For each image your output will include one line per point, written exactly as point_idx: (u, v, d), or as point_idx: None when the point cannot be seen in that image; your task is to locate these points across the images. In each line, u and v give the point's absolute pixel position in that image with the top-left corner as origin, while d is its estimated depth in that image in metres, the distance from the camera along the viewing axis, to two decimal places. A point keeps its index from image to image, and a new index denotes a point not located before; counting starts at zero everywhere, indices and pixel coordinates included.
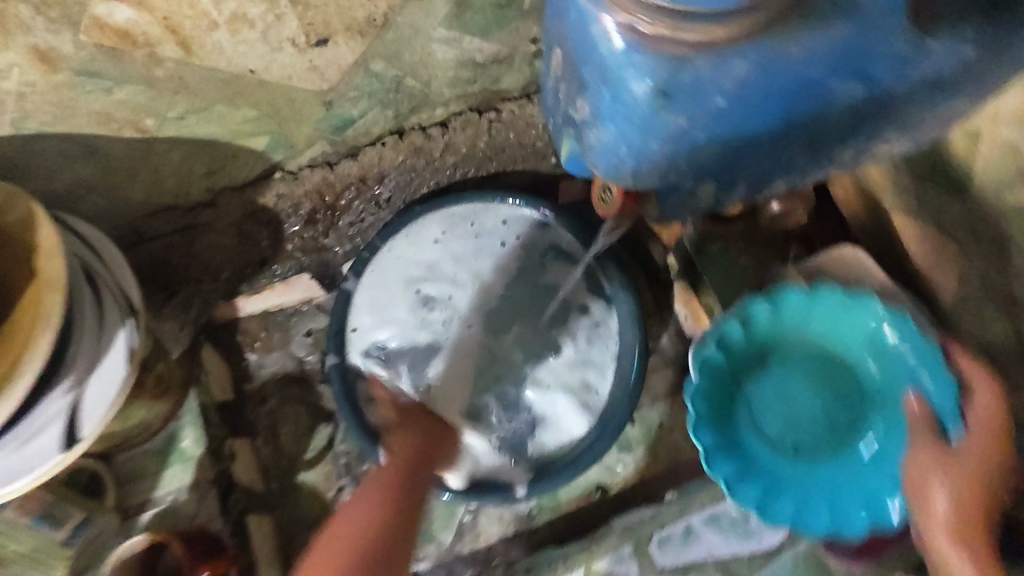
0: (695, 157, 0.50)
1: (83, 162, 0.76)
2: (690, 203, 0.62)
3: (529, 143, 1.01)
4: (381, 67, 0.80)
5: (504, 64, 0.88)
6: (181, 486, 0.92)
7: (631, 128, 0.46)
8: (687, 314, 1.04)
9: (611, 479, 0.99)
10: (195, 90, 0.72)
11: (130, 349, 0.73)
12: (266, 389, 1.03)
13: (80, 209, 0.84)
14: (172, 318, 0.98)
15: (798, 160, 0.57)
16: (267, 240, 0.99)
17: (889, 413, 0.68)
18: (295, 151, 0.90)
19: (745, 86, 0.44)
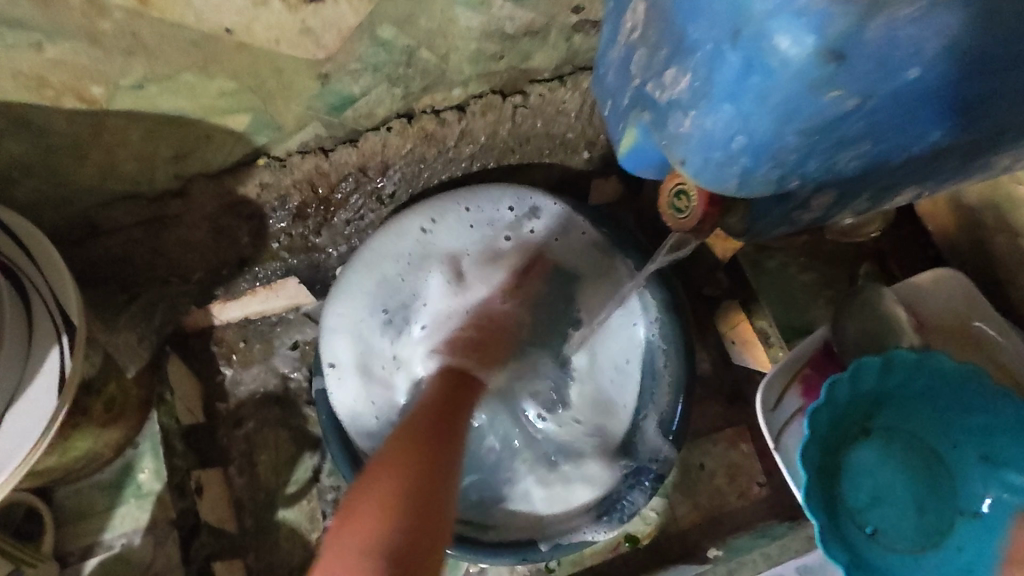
0: (835, 161, 0.37)
1: (14, 137, 0.61)
2: (787, 219, 0.48)
3: (558, 134, 0.87)
4: (391, 34, 0.65)
5: (538, 37, 0.73)
6: (134, 528, 0.76)
7: (767, 109, 0.33)
8: (734, 341, 0.89)
9: (642, 528, 0.85)
10: (154, 52, 0.57)
11: (62, 376, 0.57)
12: (243, 410, 0.89)
13: (16, 195, 0.69)
14: (129, 329, 0.81)
15: (940, 174, 0.44)
16: (247, 238, 0.82)
17: (987, 520, 0.62)
18: (283, 135, 0.74)
19: (938, 58, 0.32)
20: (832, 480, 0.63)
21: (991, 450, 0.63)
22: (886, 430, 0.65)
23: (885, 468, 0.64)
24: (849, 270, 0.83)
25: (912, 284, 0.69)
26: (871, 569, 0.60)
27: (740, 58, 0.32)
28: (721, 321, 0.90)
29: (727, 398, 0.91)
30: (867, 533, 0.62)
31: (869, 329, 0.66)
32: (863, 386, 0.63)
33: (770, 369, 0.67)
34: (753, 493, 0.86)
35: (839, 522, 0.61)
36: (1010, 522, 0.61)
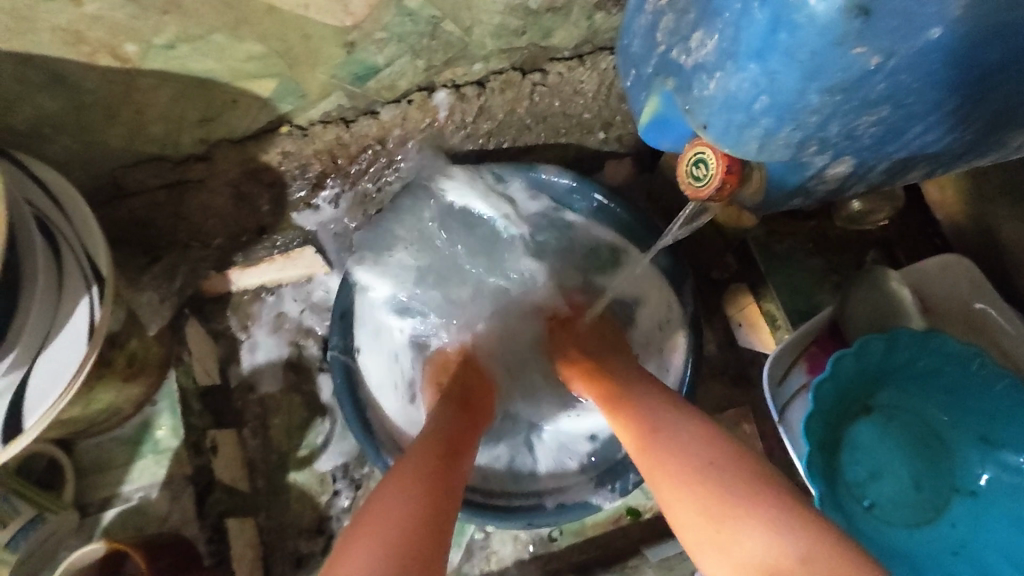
0: (855, 122, 0.38)
1: (48, 93, 0.62)
2: (803, 192, 0.49)
3: (575, 114, 0.88)
4: (417, 4, 0.66)
5: (560, 14, 0.74)
6: (152, 482, 0.80)
7: (792, 66, 0.34)
8: (740, 323, 0.91)
9: (646, 502, 0.85)
10: (189, 11, 0.58)
11: (93, 324, 0.59)
12: (257, 374, 0.91)
13: (46, 152, 0.70)
14: (152, 288, 0.84)
15: (955, 149, 0.45)
16: (267, 205, 0.85)
17: (979, 500, 0.64)
18: (307, 103, 0.75)
19: (960, 21, 0.33)
20: (834, 450, 0.65)
21: (992, 432, 0.64)
22: (885, 407, 0.67)
23: (884, 445, 0.66)
24: (856, 257, 0.85)
25: (919, 267, 0.70)
26: (865, 538, 0.62)
27: (768, 15, 0.33)
28: (728, 303, 0.92)
29: (730, 379, 0.93)
30: (863, 505, 0.64)
31: (874, 310, 0.68)
32: (868, 360, 0.64)
33: (781, 341, 0.67)
34: None
35: (836, 494, 0.63)
36: (1009, 502, 0.62)
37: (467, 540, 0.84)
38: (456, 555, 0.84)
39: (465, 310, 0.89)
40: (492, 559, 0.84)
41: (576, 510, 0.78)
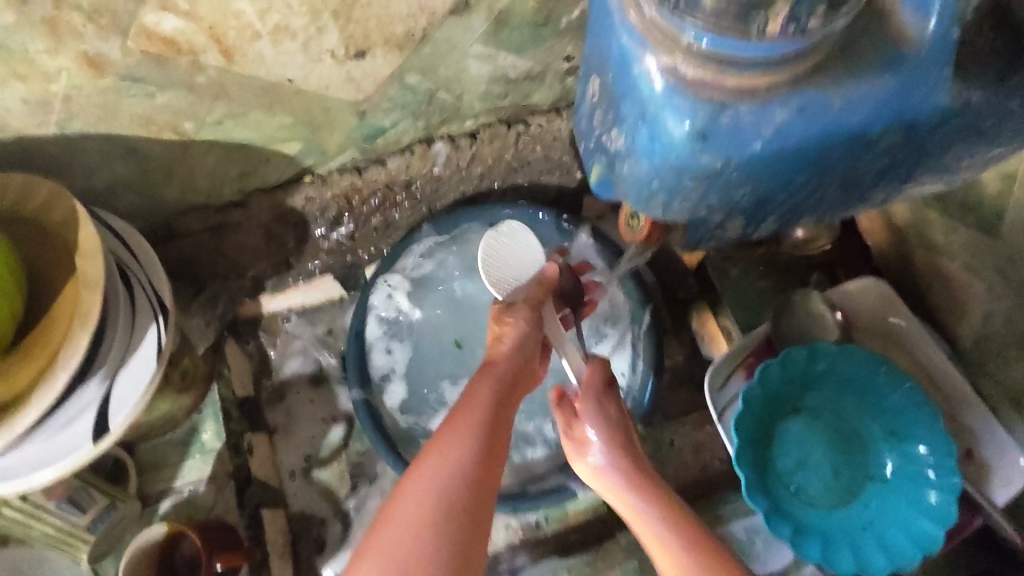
0: (726, 195, 0.50)
1: (122, 162, 0.78)
2: (715, 235, 0.62)
3: (555, 157, 1.02)
4: (416, 80, 0.80)
5: (537, 80, 0.88)
6: (199, 477, 0.96)
7: (665, 167, 0.46)
8: (703, 337, 1.05)
9: None
10: (234, 97, 0.73)
11: (160, 346, 0.74)
12: (285, 386, 1.06)
13: (115, 205, 0.86)
14: (199, 314, 0.99)
15: (829, 200, 0.58)
16: (292, 242, 0.98)
17: (883, 486, 0.77)
18: (326, 157, 0.90)
19: (782, 133, 0.44)
20: (766, 442, 0.79)
21: (898, 428, 0.77)
22: (809, 407, 0.80)
23: (808, 439, 0.79)
24: (802, 278, 0.98)
25: (843, 290, 0.84)
26: (788, 516, 0.75)
27: (645, 134, 0.45)
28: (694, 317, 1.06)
29: (696, 385, 1.06)
30: (790, 490, 0.77)
31: (801, 329, 0.82)
32: (792, 370, 0.78)
33: (719, 356, 0.82)
34: (713, 466, 1.01)
35: (764, 479, 0.76)
36: (912, 486, 0.74)
37: None
38: None
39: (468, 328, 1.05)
40: (487, 543, 0.98)
41: (556, 497, 0.91)
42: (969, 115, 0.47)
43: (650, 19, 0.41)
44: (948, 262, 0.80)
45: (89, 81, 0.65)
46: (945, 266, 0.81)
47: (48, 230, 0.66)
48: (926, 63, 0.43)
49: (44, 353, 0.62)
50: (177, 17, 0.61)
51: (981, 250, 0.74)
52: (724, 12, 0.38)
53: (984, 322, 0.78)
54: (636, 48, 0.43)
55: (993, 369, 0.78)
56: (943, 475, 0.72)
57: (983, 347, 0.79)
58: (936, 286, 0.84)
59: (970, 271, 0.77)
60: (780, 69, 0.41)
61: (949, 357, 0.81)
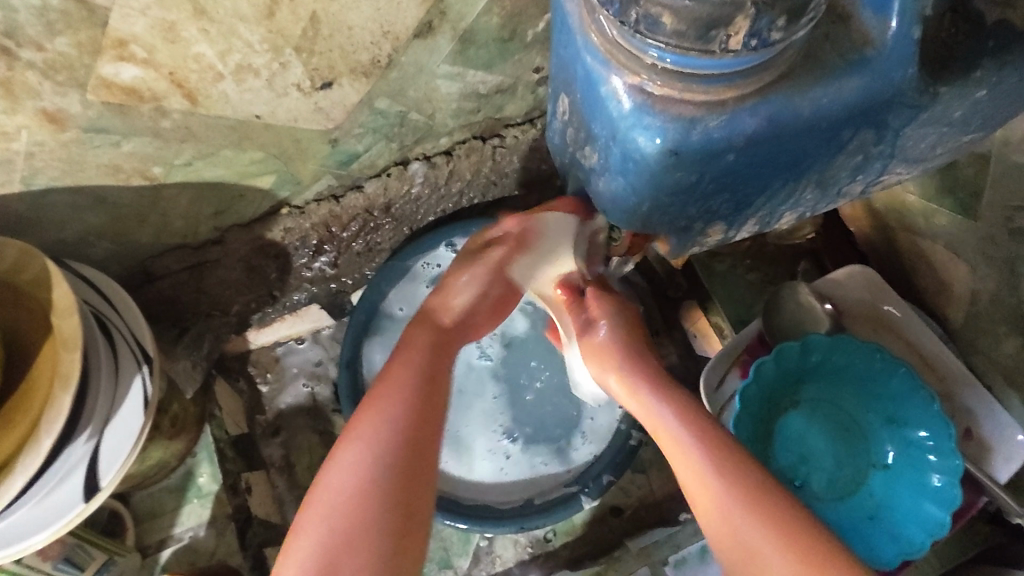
0: (706, 202, 0.50)
1: (92, 211, 0.76)
2: (699, 241, 0.61)
3: (533, 167, 1.01)
4: (386, 105, 0.79)
5: (508, 93, 0.87)
6: (199, 522, 0.94)
7: (642, 182, 0.46)
8: (696, 335, 1.04)
9: (625, 499, 0.99)
10: (202, 138, 0.72)
11: (146, 396, 0.74)
12: (280, 419, 1.05)
13: (89, 255, 0.83)
14: (185, 357, 0.97)
15: (808, 197, 0.57)
16: (275, 273, 0.97)
17: (886, 474, 0.77)
18: (301, 188, 0.89)
19: (754, 141, 0.44)
20: (766, 439, 0.78)
21: (896, 414, 0.76)
22: (808, 400, 0.80)
23: (810, 432, 0.79)
24: (789, 267, 0.99)
25: (830, 279, 0.84)
26: None
27: (619, 153, 0.45)
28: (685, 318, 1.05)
29: (693, 384, 1.05)
30: (796, 484, 0.77)
31: (793, 323, 0.82)
32: (788, 363, 0.77)
33: (713, 354, 0.82)
34: None
35: None
36: (914, 472, 0.74)
37: (474, 548, 0.97)
38: (467, 561, 0.97)
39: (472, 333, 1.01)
40: (497, 561, 0.97)
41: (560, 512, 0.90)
42: (936, 108, 0.47)
43: (611, 41, 0.41)
44: (932, 242, 0.80)
45: (50, 136, 0.63)
46: (929, 247, 0.81)
47: (20, 290, 0.64)
48: (888, 63, 0.43)
49: (25, 417, 0.61)
50: (136, 65, 0.59)
51: (961, 231, 0.75)
52: (685, 32, 0.36)
53: (971, 301, 0.78)
54: (602, 69, 0.42)
55: (983, 345, 0.79)
56: (944, 458, 0.72)
57: (970, 326, 0.80)
58: (922, 268, 0.84)
59: (954, 252, 0.77)
60: (746, 80, 0.40)
61: (942, 339, 0.81)
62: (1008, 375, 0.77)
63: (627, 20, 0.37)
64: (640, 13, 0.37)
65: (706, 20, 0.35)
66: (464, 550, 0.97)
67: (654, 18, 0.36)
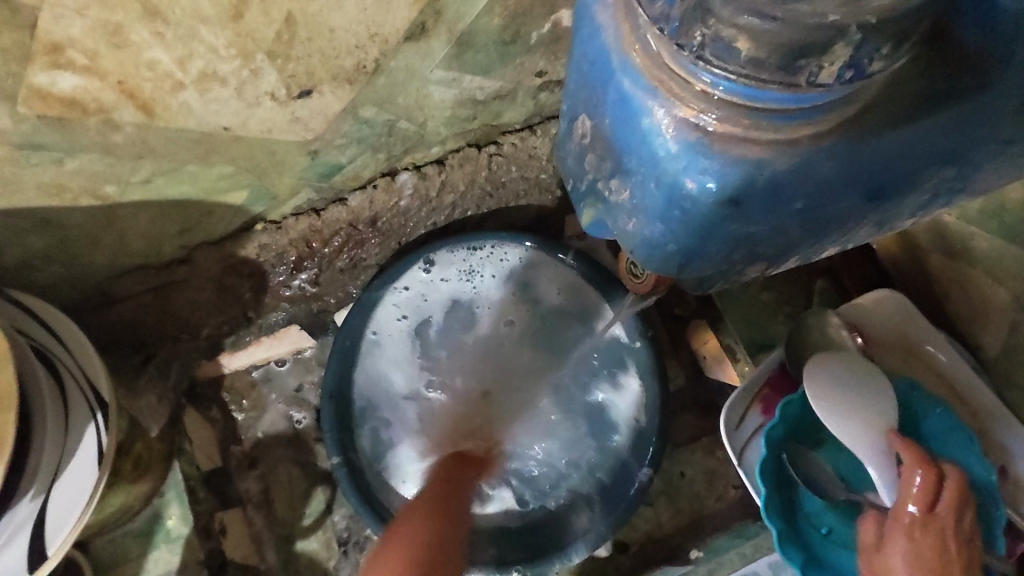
0: (754, 249, 0.43)
1: (36, 234, 0.67)
2: (728, 281, 0.54)
3: (532, 176, 0.92)
4: (372, 113, 0.71)
5: (507, 99, 0.79)
6: (166, 571, 0.84)
7: (686, 231, 0.39)
8: (705, 356, 0.97)
9: (630, 534, 0.93)
10: (161, 152, 0.62)
11: (101, 450, 0.65)
12: (256, 451, 0.96)
13: (35, 281, 0.74)
14: (149, 390, 0.88)
15: (860, 235, 0.50)
16: (250, 293, 0.88)
17: None
18: (278, 202, 0.80)
19: (822, 186, 0.37)
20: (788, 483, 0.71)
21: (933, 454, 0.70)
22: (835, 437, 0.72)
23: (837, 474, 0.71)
24: (805, 286, 0.90)
25: (855, 305, 0.78)
26: (825, 565, 0.69)
27: (661, 196, 0.38)
28: (694, 340, 0.97)
29: (702, 409, 0.98)
30: (821, 533, 0.70)
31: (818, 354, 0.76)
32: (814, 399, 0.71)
33: (734, 390, 0.75)
34: (728, 495, 0.94)
35: (796, 527, 0.70)
36: None
37: None
38: None
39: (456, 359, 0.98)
40: None
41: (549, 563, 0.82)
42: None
43: (659, 63, 0.34)
44: (968, 267, 0.74)
45: None
46: (965, 273, 0.75)
47: None
48: (985, 94, 0.36)
49: None
50: (76, 73, 0.50)
51: (1004, 258, 0.69)
52: (764, 59, 0.29)
53: (1010, 331, 0.72)
54: (644, 97, 0.35)
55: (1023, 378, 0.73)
56: (985, 504, 0.68)
57: (1005, 357, 0.74)
58: (954, 292, 0.78)
59: (992, 280, 0.72)
60: (822, 118, 0.34)
61: (973, 369, 0.76)
62: None
63: (688, 42, 0.30)
64: (707, 35, 0.30)
65: (794, 46, 0.29)
66: None
67: (727, 43, 0.30)
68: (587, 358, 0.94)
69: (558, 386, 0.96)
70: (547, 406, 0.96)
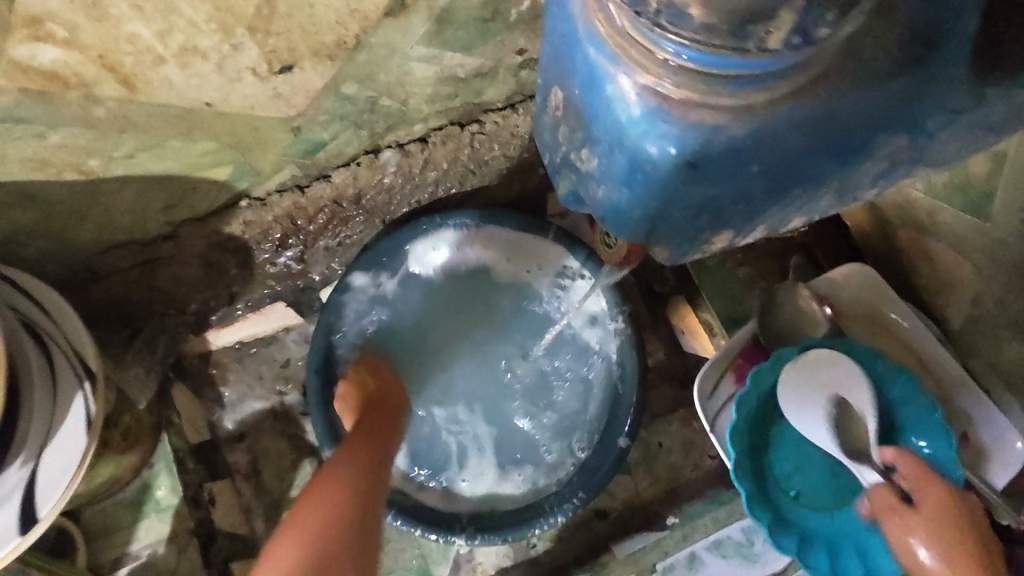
0: (719, 215, 0.45)
1: (21, 209, 0.67)
2: (699, 250, 0.56)
3: (514, 155, 0.94)
4: (354, 90, 0.71)
5: (488, 76, 0.80)
6: (158, 539, 0.87)
7: (650, 194, 0.41)
8: (683, 330, 1.00)
9: (610, 503, 0.96)
10: (143, 127, 0.63)
11: (89, 417, 0.66)
12: (244, 424, 0.97)
13: (22, 255, 0.75)
14: (137, 363, 0.89)
15: (822, 203, 0.52)
16: (235, 269, 0.89)
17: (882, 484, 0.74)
18: (262, 178, 0.80)
19: (779, 150, 0.39)
20: (756, 445, 0.75)
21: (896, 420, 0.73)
22: None
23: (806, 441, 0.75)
24: (780, 263, 0.94)
25: (827, 279, 0.80)
26: (790, 524, 0.73)
27: (624, 160, 0.40)
28: (672, 313, 1.00)
29: (680, 382, 1.01)
30: (790, 495, 0.75)
31: (788, 325, 0.79)
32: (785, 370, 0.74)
33: (708, 359, 0.77)
34: (704, 465, 0.97)
35: (762, 489, 0.73)
36: None
37: (454, 554, 0.93)
38: (446, 566, 0.93)
39: (442, 332, 1.00)
40: (478, 569, 0.93)
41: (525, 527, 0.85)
42: (978, 111, 0.43)
43: (622, 33, 0.35)
44: (934, 244, 0.77)
45: None
46: (932, 248, 0.77)
47: None
48: (932, 61, 0.38)
49: None
50: (57, 46, 0.51)
51: (966, 233, 0.71)
52: (716, 26, 0.31)
53: (973, 304, 0.75)
54: (608, 66, 0.37)
55: (986, 349, 0.76)
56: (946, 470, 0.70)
57: (967, 329, 0.77)
58: (920, 267, 0.81)
59: (955, 253, 0.74)
60: (777, 84, 0.36)
61: (939, 340, 0.78)
62: (1006, 378, 0.75)
63: (645, 10, 0.32)
64: (662, 2, 0.31)
65: (744, 13, 0.31)
66: (444, 555, 0.93)
67: (680, 10, 0.31)
68: (568, 332, 0.97)
69: (541, 358, 0.99)
70: (529, 379, 0.99)
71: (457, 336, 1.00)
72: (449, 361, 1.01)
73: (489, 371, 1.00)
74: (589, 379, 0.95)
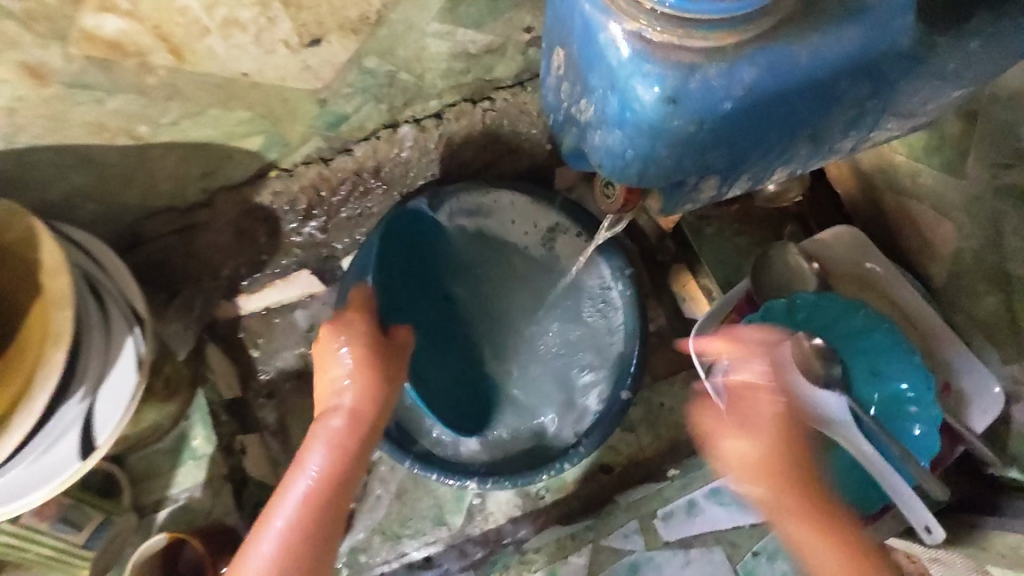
0: (702, 158, 0.50)
1: (78, 172, 0.75)
2: (691, 200, 0.61)
3: (523, 131, 0.99)
4: (375, 64, 0.78)
5: (498, 54, 0.86)
6: (195, 483, 0.95)
7: (639, 135, 0.46)
8: (685, 297, 1.05)
9: (614, 457, 1.01)
10: (188, 95, 0.70)
11: (139, 355, 0.74)
12: (273, 383, 1.04)
13: (78, 218, 0.83)
14: (177, 319, 0.96)
15: (800, 153, 0.57)
16: (265, 237, 0.96)
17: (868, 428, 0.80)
18: (290, 149, 0.87)
19: (754, 93, 0.44)
20: None
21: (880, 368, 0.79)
22: None
23: None
24: (776, 230, 0.99)
25: (817, 240, 0.86)
26: None
27: (615, 102, 0.46)
28: (674, 282, 1.05)
29: (681, 347, 1.06)
30: None
31: (780, 283, 0.86)
32: (773, 319, 0.81)
33: (702, 315, 0.84)
34: None
35: None
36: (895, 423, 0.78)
37: (468, 505, 0.99)
38: (460, 517, 0.99)
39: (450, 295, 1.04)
40: (490, 518, 0.99)
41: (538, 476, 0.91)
42: (933, 62, 0.48)
43: None
44: (918, 205, 0.81)
45: (33, 91, 0.63)
46: (915, 209, 0.82)
47: (8, 248, 0.65)
48: (885, 13, 0.45)
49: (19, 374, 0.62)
50: (119, 16, 0.58)
51: (943, 192, 0.76)
52: None
53: (953, 261, 0.80)
54: (600, 16, 0.44)
55: (966, 304, 0.80)
56: (924, 408, 0.76)
57: (950, 285, 0.82)
58: (905, 229, 0.86)
59: (936, 212, 0.79)
60: (744, 28, 0.42)
61: (924, 297, 0.83)
62: (991, 336, 0.78)
63: None
64: None
65: None
66: (457, 507, 0.99)
67: None
68: (571, 296, 1.02)
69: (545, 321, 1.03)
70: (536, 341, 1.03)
71: (466, 299, 1.04)
72: (463, 324, 1.04)
73: (497, 333, 1.04)
74: (593, 340, 1.00)
